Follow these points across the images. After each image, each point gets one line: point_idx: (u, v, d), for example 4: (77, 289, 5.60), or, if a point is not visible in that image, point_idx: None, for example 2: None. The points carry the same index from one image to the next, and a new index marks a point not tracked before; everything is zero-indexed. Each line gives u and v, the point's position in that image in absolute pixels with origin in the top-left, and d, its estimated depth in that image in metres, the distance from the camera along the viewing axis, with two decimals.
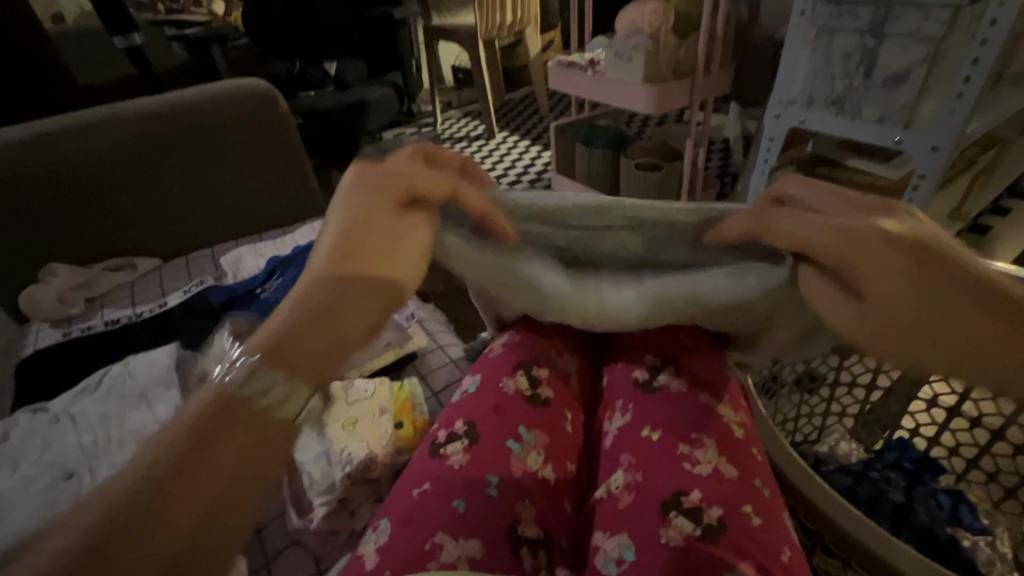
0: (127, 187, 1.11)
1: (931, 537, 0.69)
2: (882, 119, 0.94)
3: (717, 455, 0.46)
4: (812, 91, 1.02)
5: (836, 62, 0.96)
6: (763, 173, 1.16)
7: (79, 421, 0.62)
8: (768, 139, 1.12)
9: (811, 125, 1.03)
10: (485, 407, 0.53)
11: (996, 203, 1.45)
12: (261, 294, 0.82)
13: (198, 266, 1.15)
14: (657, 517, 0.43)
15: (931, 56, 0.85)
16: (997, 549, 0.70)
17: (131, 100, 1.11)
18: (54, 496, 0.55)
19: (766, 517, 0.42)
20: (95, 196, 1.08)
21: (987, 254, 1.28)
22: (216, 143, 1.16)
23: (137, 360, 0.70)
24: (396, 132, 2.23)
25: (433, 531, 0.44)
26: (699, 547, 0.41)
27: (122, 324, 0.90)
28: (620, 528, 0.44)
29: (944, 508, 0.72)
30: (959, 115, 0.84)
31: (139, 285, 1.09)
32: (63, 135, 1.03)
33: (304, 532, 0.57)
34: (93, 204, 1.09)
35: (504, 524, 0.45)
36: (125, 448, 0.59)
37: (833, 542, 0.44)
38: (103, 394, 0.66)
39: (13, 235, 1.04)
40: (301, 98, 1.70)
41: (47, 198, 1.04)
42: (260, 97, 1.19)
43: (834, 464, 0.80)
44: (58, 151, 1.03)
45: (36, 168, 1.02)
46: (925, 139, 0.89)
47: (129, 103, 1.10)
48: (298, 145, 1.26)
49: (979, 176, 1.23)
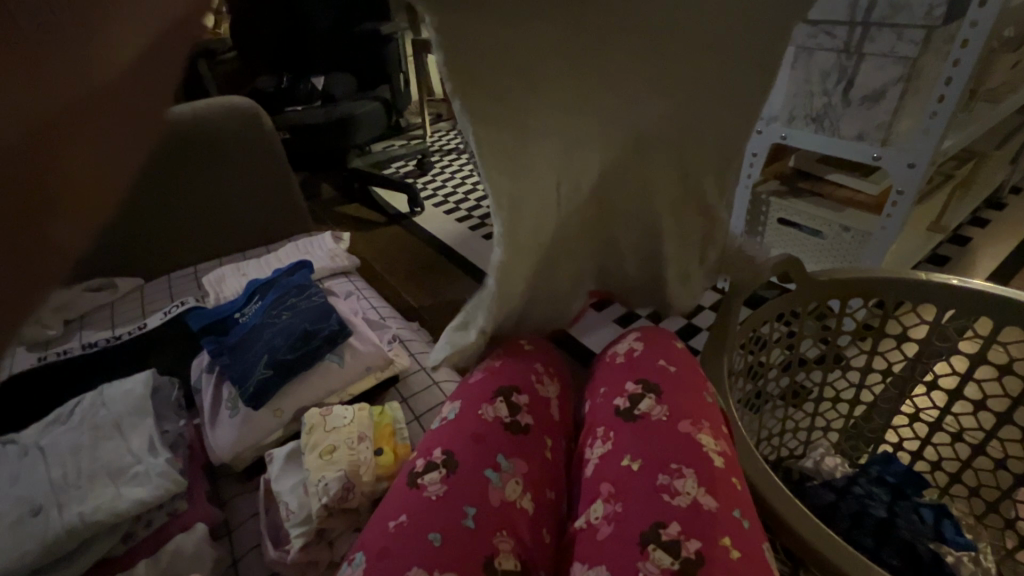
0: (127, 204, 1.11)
1: (915, 552, 0.68)
2: (861, 136, 1.01)
3: (696, 485, 0.46)
4: (791, 108, 1.10)
5: (815, 80, 1.04)
6: (747, 188, 1.23)
7: (50, 453, 0.61)
8: (751, 154, 1.19)
9: (792, 139, 1.11)
10: (463, 437, 0.53)
11: (976, 214, 1.48)
12: (239, 318, 0.80)
13: (180, 285, 1.13)
14: (637, 550, 0.43)
15: (906, 76, 0.92)
16: (981, 565, 0.70)
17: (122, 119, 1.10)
18: (23, 533, 0.53)
19: (745, 550, 0.42)
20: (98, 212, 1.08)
21: (966, 265, 1.30)
22: (201, 160, 1.18)
23: (111, 389, 0.68)
24: (385, 144, 2.23)
25: (408, 566, 0.43)
26: None
27: (100, 347, 0.89)
28: (598, 561, 0.44)
29: (927, 523, 0.72)
30: (933, 133, 0.91)
31: (120, 305, 1.08)
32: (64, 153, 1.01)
33: (280, 564, 0.56)
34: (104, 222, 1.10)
35: (481, 558, 0.45)
36: (96, 480, 0.58)
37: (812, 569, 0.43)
38: (75, 424, 0.64)
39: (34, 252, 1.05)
40: (287, 113, 1.70)
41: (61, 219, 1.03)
42: (241, 116, 1.19)
43: (819, 479, 0.80)
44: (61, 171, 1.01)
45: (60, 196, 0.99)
46: (902, 156, 0.96)
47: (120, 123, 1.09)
48: (283, 161, 1.26)
49: (957, 190, 1.25)
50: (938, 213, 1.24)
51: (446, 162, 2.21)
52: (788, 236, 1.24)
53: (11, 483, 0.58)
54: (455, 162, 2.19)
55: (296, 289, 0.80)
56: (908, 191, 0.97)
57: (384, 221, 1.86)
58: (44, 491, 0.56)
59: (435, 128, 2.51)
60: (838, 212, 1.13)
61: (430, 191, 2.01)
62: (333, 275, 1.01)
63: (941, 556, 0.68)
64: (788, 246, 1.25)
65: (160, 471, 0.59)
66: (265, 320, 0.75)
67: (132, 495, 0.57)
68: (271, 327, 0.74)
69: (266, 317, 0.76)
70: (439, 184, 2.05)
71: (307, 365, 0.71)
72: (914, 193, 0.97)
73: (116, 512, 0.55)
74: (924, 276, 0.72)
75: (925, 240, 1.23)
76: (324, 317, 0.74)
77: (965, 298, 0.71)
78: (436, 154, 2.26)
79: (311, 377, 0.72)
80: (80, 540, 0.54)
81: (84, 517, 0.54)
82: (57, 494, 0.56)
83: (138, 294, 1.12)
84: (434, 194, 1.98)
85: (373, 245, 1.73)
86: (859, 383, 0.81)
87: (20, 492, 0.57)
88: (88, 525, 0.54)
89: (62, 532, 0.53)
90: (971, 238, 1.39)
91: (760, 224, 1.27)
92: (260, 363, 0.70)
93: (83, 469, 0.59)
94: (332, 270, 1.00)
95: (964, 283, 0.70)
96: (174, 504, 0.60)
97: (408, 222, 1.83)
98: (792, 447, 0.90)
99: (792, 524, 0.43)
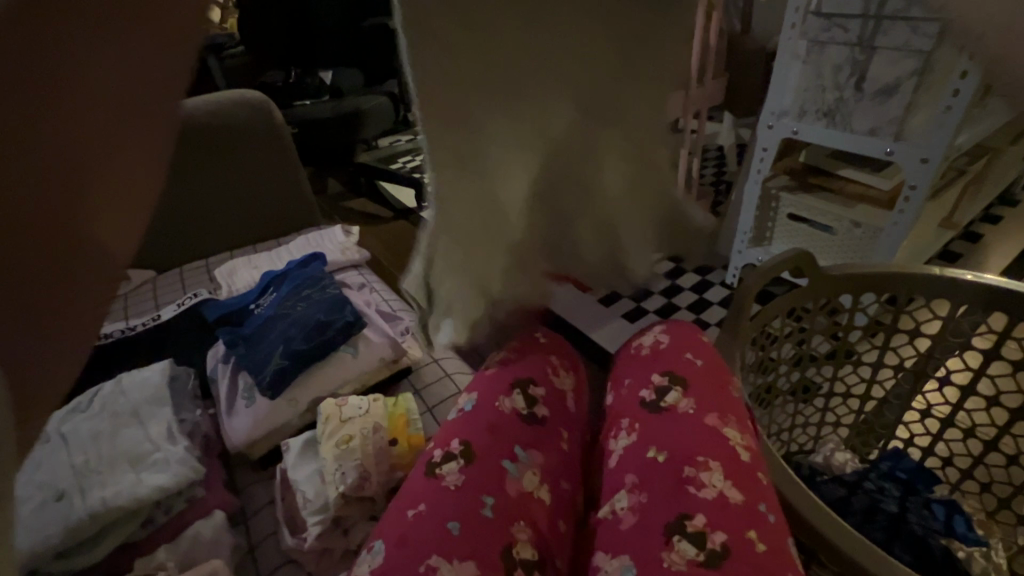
0: None
1: (926, 548, 0.68)
2: (874, 131, 1.00)
3: (722, 478, 0.46)
4: (802, 103, 1.08)
5: (827, 75, 1.03)
6: (757, 183, 1.22)
7: (71, 440, 0.62)
8: (761, 149, 1.18)
9: (803, 134, 1.10)
10: (482, 428, 0.53)
11: (988, 211, 1.46)
12: (254, 309, 0.81)
13: (192, 278, 1.14)
14: (661, 541, 0.43)
15: (919, 69, 0.91)
16: (993, 560, 0.69)
17: None
18: (46, 519, 0.54)
19: (769, 543, 0.42)
20: None
21: (978, 262, 1.29)
22: (211, 152, 1.19)
23: (129, 378, 0.69)
24: (392, 140, 2.25)
25: (429, 553, 0.44)
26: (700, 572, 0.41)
27: (114, 338, 0.90)
28: (623, 551, 0.44)
29: (937, 519, 0.71)
30: (947, 126, 0.90)
31: (133, 298, 1.09)
32: None
33: (298, 551, 0.57)
34: None
35: (502, 546, 0.45)
36: (116, 467, 0.59)
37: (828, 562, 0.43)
38: (95, 412, 0.65)
39: None
40: (296, 107, 1.71)
41: None
42: (255, 110, 1.22)
43: (829, 474, 0.80)
44: None
45: None
46: (914, 151, 0.96)
47: None
48: (292, 153, 1.27)
49: (969, 186, 1.24)
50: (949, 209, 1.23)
51: None
52: (797, 231, 1.22)
53: (34, 469, 0.59)
54: None
55: (309, 280, 0.80)
56: (920, 186, 0.97)
57: (391, 216, 1.87)
58: (66, 478, 0.57)
59: None
60: (848, 207, 1.11)
61: None
62: (344, 268, 1.01)
63: (953, 552, 0.68)
64: (797, 242, 1.23)
65: (179, 458, 0.60)
66: (279, 311, 0.76)
67: (151, 481, 0.57)
68: (286, 317, 0.75)
69: (281, 308, 0.77)
70: None
71: (320, 355, 0.72)
72: (927, 188, 0.97)
73: (136, 498, 0.56)
74: (939, 272, 0.71)
75: (936, 237, 1.22)
76: (337, 308, 0.75)
77: (977, 293, 0.71)
78: None
79: (325, 368, 0.72)
80: (101, 525, 0.55)
81: (105, 503, 0.55)
82: (79, 480, 0.57)
83: (150, 287, 1.13)
84: None
85: (381, 240, 1.74)
86: (872, 379, 0.81)
87: (43, 478, 0.58)
88: (109, 510, 0.55)
89: (84, 517, 0.54)
90: (983, 235, 1.37)
91: (770, 219, 1.26)
92: (275, 353, 0.71)
93: (104, 455, 0.60)
94: (343, 263, 1.01)
95: (977, 278, 0.70)
96: (192, 491, 0.61)
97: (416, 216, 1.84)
98: (801, 442, 0.90)
99: (808, 517, 0.43)
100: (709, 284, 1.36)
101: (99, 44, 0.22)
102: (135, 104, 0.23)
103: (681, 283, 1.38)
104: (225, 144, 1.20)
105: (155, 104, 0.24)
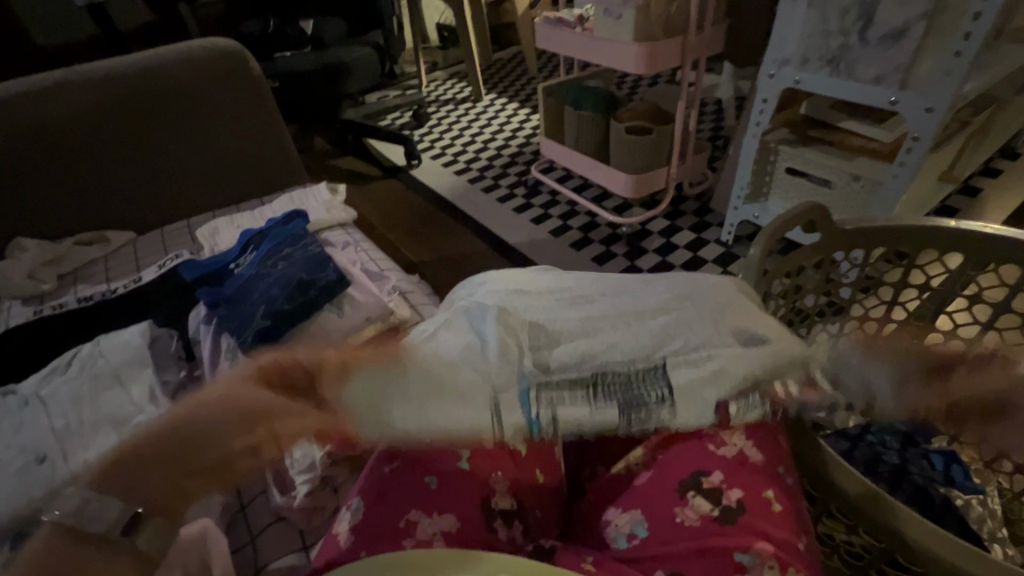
0: (108, 157, 1.10)
1: (924, 497, 0.66)
2: (879, 78, 0.96)
3: (743, 437, 0.52)
4: (805, 51, 1.03)
5: (832, 19, 0.97)
6: (755, 136, 1.17)
7: (51, 404, 0.63)
8: (761, 100, 1.13)
9: (805, 85, 1.05)
10: None
11: (987, 164, 1.44)
12: (234, 269, 0.85)
13: (174, 239, 1.11)
14: (677, 497, 0.50)
15: (931, 12, 0.87)
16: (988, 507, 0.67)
17: (107, 60, 1.10)
18: (27, 480, 0.55)
19: (784, 505, 0.49)
20: (79, 164, 1.08)
21: (977, 216, 1.27)
22: (183, 105, 1.14)
23: (108, 341, 0.70)
24: (380, 95, 2.18)
25: (409, 509, 0.49)
26: (714, 524, 0.48)
27: (95, 301, 0.88)
28: (634, 508, 0.51)
29: (937, 469, 0.69)
30: (955, 72, 0.87)
31: (113, 259, 1.06)
32: (52, 94, 1.04)
33: (287, 508, 0.64)
34: (81, 175, 1.09)
35: (481, 498, 0.51)
36: (99, 429, 0.59)
37: (820, 490, 0.48)
38: (75, 374, 0.66)
39: (25, 200, 1.06)
40: (276, 59, 1.62)
41: (46, 163, 1.06)
42: (228, 59, 1.15)
43: (831, 429, 0.75)
44: (49, 108, 1.04)
45: (48, 130, 1.04)
46: (920, 100, 0.92)
47: (105, 64, 1.09)
48: (270, 107, 1.21)
49: (972, 138, 1.21)
50: (951, 162, 1.20)
51: (443, 112, 2.15)
52: (796, 187, 1.18)
53: (14, 432, 0.60)
54: (452, 112, 2.14)
55: (290, 240, 0.84)
56: (924, 137, 0.93)
57: (381, 174, 1.81)
58: (48, 441, 0.58)
59: (432, 77, 2.48)
60: (848, 160, 1.08)
61: (427, 143, 1.95)
62: (330, 227, 1.00)
63: (949, 501, 0.65)
64: (795, 198, 1.19)
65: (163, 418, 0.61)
66: (261, 270, 0.79)
67: None
68: (268, 276, 0.77)
69: (263, 267, 0.80)
70: (436, 135, 1.99)
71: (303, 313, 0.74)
72: (930, 138, 0.93)
73: None
74: (953, 225, 0.65)
75: (935, 191, 1.19)
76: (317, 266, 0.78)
77: (986, 247, 0.65)
78: (433, 104, 2.21)
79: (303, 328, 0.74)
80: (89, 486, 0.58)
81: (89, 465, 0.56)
82: (61, 442, 0.58)
83: (131, 248, 1.11)
84: (432, 147, 1.92)
85: (369, 199, 1.69)
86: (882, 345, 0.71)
87: (24, 441, 0.58)
88: None
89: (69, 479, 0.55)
90: (982, 189, 1.35)
91: (766, 174, 1.22)
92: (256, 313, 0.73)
93: (84, 420, 0.61)
94: (329, 222, 0.99)
95: (992, 231, 0.64)
96: None
97: (405, 175, 1.79)
98: None
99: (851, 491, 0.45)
100: (704, 242, 1.34)
101: (164, 156, 1.15)
102: (145, 172, 1.14)
103: (675, 241, 1.36)
104: (196, 97, 1.14)
105: (137, 163, 1.13)
